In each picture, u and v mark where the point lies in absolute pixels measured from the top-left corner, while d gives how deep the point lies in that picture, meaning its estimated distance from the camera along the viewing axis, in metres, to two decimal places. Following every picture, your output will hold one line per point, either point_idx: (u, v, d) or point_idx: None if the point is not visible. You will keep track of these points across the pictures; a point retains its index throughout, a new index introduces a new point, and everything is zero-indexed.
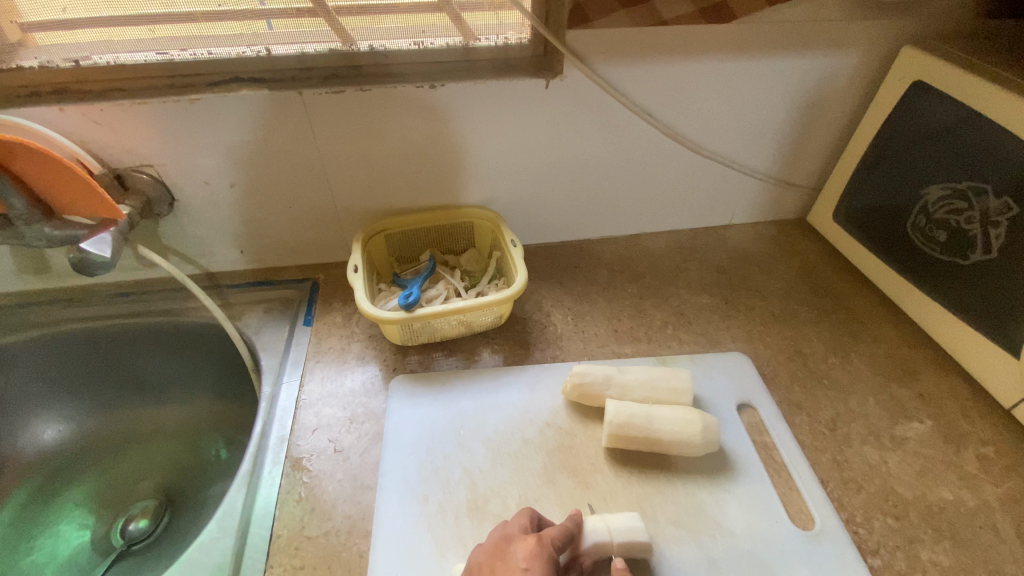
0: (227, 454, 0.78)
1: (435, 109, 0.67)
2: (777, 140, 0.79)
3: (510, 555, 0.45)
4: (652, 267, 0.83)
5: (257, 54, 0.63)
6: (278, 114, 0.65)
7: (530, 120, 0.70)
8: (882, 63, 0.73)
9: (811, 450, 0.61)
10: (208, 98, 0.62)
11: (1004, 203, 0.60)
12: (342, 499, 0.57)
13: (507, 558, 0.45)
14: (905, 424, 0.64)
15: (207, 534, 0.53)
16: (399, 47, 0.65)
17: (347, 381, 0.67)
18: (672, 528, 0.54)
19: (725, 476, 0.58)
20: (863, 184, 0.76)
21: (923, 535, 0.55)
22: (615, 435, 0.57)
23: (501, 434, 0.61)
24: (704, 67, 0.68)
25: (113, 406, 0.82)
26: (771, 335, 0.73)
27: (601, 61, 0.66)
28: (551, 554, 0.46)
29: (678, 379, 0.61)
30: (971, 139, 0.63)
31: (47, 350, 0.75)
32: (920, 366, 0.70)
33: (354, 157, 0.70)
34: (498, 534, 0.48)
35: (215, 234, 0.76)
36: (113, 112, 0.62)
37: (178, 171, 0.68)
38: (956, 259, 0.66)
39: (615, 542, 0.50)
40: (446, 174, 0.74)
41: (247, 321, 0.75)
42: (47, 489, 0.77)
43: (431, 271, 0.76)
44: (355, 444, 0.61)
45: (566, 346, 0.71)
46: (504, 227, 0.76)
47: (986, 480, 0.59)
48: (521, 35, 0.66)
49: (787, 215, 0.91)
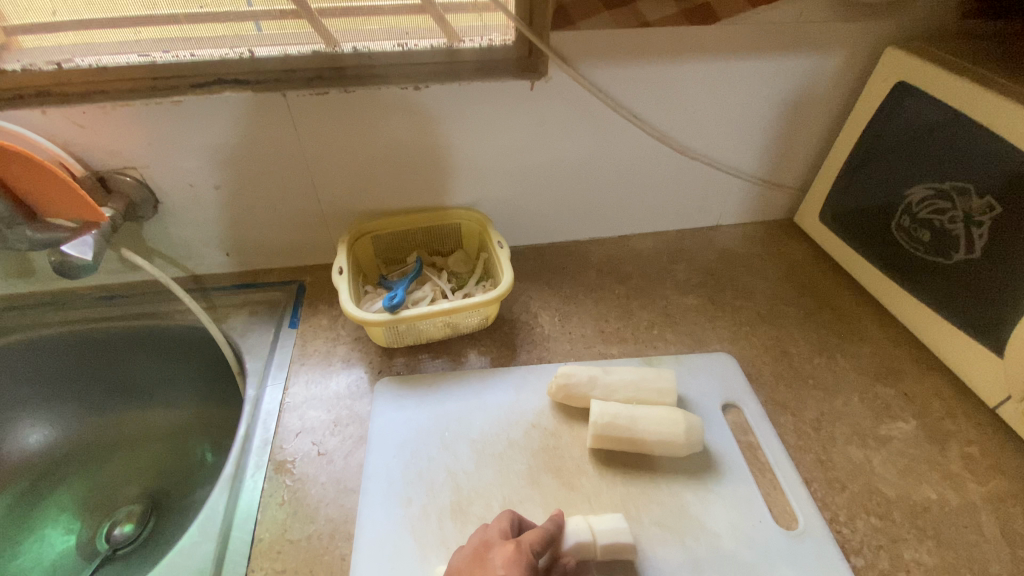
0: (212, 458, 0.77)
1: (420, 111, 0.67)
2: (763, 140, 0.79)
3: (489, 561, 0.45)
4: (639, 268, 0.83)
5: (241, 55, 0.62)
6: (264, 117, 0.65)
7: (516, 121, 0.70)
8: (866, 64, 0.73)
9: (795, 450, 0.61)
10: (191, 101, 0.62)
11: (987, 203, 0.60)
12: (325, 502, 0.56)
13: (486, 564, 0.45)
14: (889, 424, 0.64)
15: (188, 538, 0.53)
16: (382, 48, 0.64)
17: (332, 384, 0.67)
18: (657, 528, 0.54)
19: (710, 476, 0.58)
20: (848, 184, 0.77)
21: (907, 534, 0.55)
22: (599, 435, 0.57)
23: (486, 436, 0.60)
24: (689, 68, 0.69)
25: (99, 410, 0.81)
26: (757, 336, 0.73)
27: (586, 63, 0.66)
28: (529, 560, 0.45)
29: (662, 380, 0.61)
30: (953, 139, 0.63)
31: (31, 354, 0.75)
32: (905, 366, 0.70)
33: (340, 159, 0.70)
34: (478, 539, 0.48)
35: (201, 237, 0.75)
36: (95, 114, 0.61)
37: (162, 174, 0.68)
38: (940, 258, 0.66)
39: (598, 542, 0.50)
40: (433, 176, 0.74)
41: (232, 324, 0.74)
42: (32, 494, 0.76)
43: (418, 273, 0.76)
44: (339, 447, 0.61)
45: (553, 347, 0.71)
46: (491, 228, 0.75)
47: (970, 479, 0.59)
48: (506, 37, 0.66)
49: (774, 216, 0.91)
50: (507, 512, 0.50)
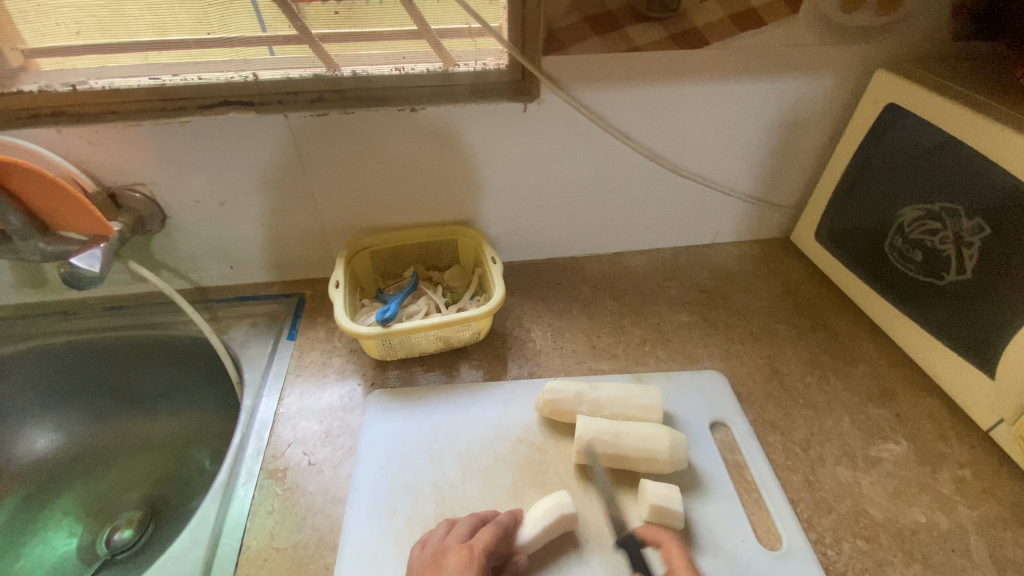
0: (210, 466, 0.79)
1: (417, 130, 0.69)
2: (757, 160, 0.80)
3: (443, 566, 0.47)
4: (633, 284, 0.84)
5: (245, 79, 0.64)
6: (267, 137, 0.67)
7: (511, 141, 0.72)
8: (857, 86, 0.74)
9: (783, 469, 0.61)
10: (198, 121, 0.65)
11: (977, 224, 0.60)
12: (313, 511, 0.57)
13: (440, 569, 0.47)
14: (880, 445, 0.64)
15: (179, 544, 0.55)
16: (382, 73, 0.66)
17: (326, 396, 0.68)
18: (601, 557, 0.53)
19: (693, 494, 0.58)
20: (843, 204, 0.77)
21: (893, 558, 0.54)
22: (583, 451, 0.58)
23: (473, 449, 0.61)
24: (680, 91, 0.70)
25: (104, 416, 0.84)
26: (749, 354, 0.74)
27: (578, 86, 0.68)
28: (482, 565, 0.47)
29: (649, 397, 0.62)
30: (944, 161, 0.63)
31: (40, 360, 0.78)
32: (898, 386, 0.70)
33: (340, 177, 0.73)
34: (436, 544, 0.50)
35: (205, 250, 0.78)
36: (107, 133, 0.64)
37: (170, 190, 0.71)
38: (932, 279, 0.66)
39: (651, 503, 0.54)
40: (431, 193, 0.77)
41: (233, 334, 0.76)
42: (36, 497, 0.79)
43: (413, 287, 0.78)
44: (329, 458, 0.62)
45: (544, 361, 0.72)
46: (486, 245, 0.77)
47: (961, 502, 0.58)
48: (499, 61, 0.68)
49: (771, 235, 0.92)
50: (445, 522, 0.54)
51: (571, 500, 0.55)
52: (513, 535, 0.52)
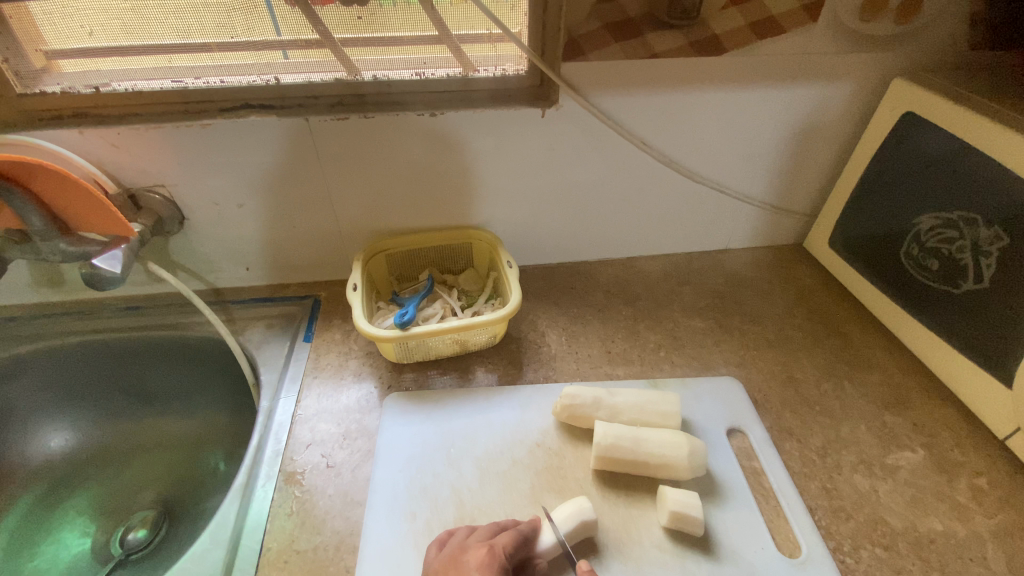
0: (225, 467, 0.79)
1: (436, 134, 0.70)
2: (773, 167, 0.80)
3: (465, 564, 0.47)
4: (647, 290, 0.84)
5: (267, 82, 0.65)
6: (287, 139, 0.68)
7: (528, 145, 0.73)
8: (874, 94, 0.74)
9: (801, 477, 0.61)
10: (219, 124, 0.65)
11: (995, 233, 0.60)
12: (332, 513, 0.58)
13: (461, 566, 0.47)
14: (896, 453, 0.64)
15: (200, 545, 0.55)
16: (400, 77, 0.67)
17: (343, 398, 0.69)
18: (620, 563, 0.53)
19: (712, 500, 0.58)
20: (859, 212, 0.77)
21: (911, 566, 0.54)
22: (602, 456, 0.58)
23: (490, 453, 0.62)
24: (698, 98, 0.70)
25: (116, 416, 0.84)
26: (764, 360, 0.74)
27: (597, 93, 0.68)
28: (503, 564, 0.48)
29: (667, 403, 0.62)
30: (962, 170, 0.63)
31: (54, 360, 0.78)
32: (913, 395, 0.70)
33: (358, 180, 0.73)
34: (456, 543, 0.51)
35: (222, 251, 0.78)
36: (129, 135, 0.65)
37: (190, 192, 0.71)
38: (949, 287, 0.66)
39: (671, 510, 0.54)
40: (448, 197, 0.77)
41: (249, 336, 0.77)
42: (50, 496, 0.79)
43: (429, 290, 0.78)
44: (347, 460, 0.62)
45: (560, 366, 0.72)
46: (502, 250, 0.78)
47: (978, 511, 0.58)
48: (519, 67, 0.68)
49: (784, 241, 0.92)
50: (464, 526, 0.54)
51: (591, 505, 0.55)
52: (535, 542, 0.52)
